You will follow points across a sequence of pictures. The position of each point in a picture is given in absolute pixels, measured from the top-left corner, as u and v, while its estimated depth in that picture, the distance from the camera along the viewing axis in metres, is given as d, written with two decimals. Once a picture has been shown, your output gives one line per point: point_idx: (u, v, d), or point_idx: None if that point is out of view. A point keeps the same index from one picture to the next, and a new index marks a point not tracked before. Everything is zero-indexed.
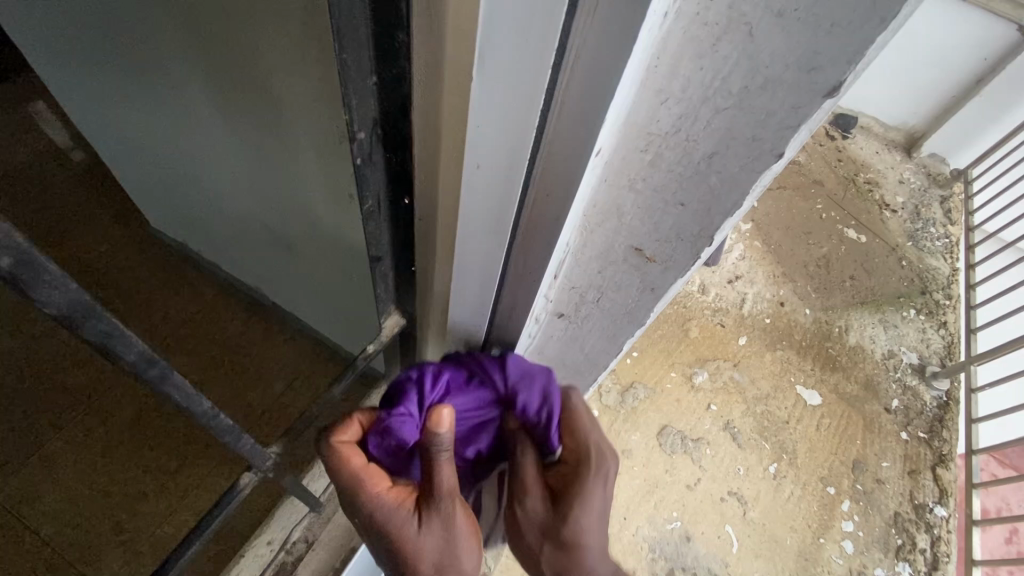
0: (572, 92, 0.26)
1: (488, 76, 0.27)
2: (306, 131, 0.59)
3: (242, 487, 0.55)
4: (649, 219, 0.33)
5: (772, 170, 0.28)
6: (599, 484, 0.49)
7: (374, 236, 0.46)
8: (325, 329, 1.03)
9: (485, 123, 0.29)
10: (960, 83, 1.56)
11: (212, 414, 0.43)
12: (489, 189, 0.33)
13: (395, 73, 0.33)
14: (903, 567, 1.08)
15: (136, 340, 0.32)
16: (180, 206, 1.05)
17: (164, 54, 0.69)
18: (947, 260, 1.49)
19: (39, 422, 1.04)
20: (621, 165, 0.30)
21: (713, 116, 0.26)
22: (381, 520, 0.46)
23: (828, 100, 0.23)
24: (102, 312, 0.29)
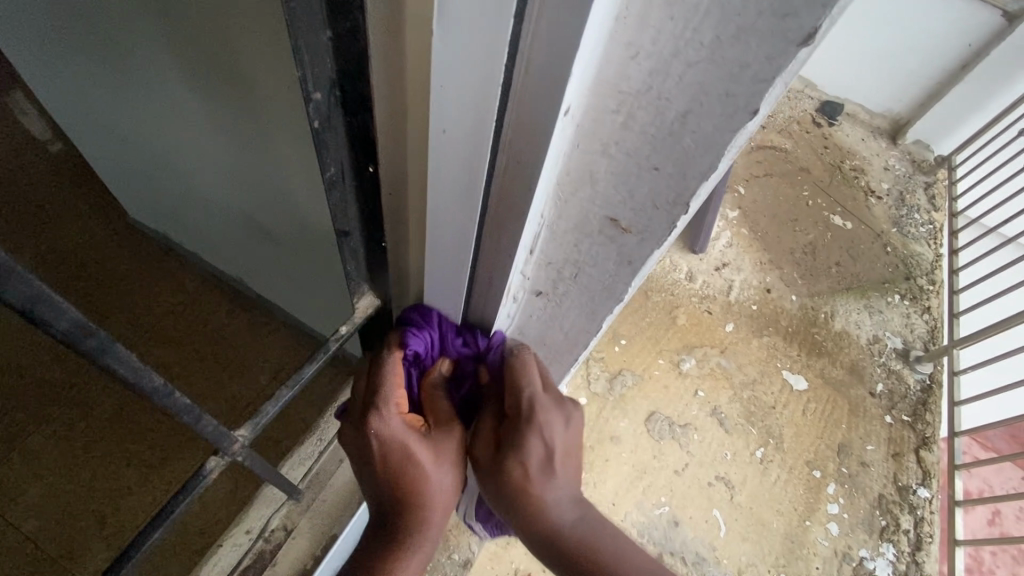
0: (537, 48, 0.25)
1: (451, 33, 0.26)
2: (278, 110, 0.57)
3: (208, 471, 0.53)
4: (624, 185, 0.32)
5: (747, 129, 0.26)
6: (536, 440, 0.52)
7: (341, 208, 0.44)
8: (306, 316, 1.02)
9: (450, 85, 0.29)
10: (943, 70, 1.55)
11: (168, 391, 0.42)
12: (457, 156, 0.32)
13: (349, 27, 0.32)
14: (887, 548, 1.10)
15: (69, 308, 0.31)
16: (156, 194, 1.03)
17: (131, 32, 0.66)
18: (930, 245, 1.50)
19: (16, 417, 1.01)
20: (593, 128, 0.30)
21: (686, 70, 0.25)
22: (385, 439, 0.52)
23: (803, 50, 0.22)
24: (25, 274, 0.27)
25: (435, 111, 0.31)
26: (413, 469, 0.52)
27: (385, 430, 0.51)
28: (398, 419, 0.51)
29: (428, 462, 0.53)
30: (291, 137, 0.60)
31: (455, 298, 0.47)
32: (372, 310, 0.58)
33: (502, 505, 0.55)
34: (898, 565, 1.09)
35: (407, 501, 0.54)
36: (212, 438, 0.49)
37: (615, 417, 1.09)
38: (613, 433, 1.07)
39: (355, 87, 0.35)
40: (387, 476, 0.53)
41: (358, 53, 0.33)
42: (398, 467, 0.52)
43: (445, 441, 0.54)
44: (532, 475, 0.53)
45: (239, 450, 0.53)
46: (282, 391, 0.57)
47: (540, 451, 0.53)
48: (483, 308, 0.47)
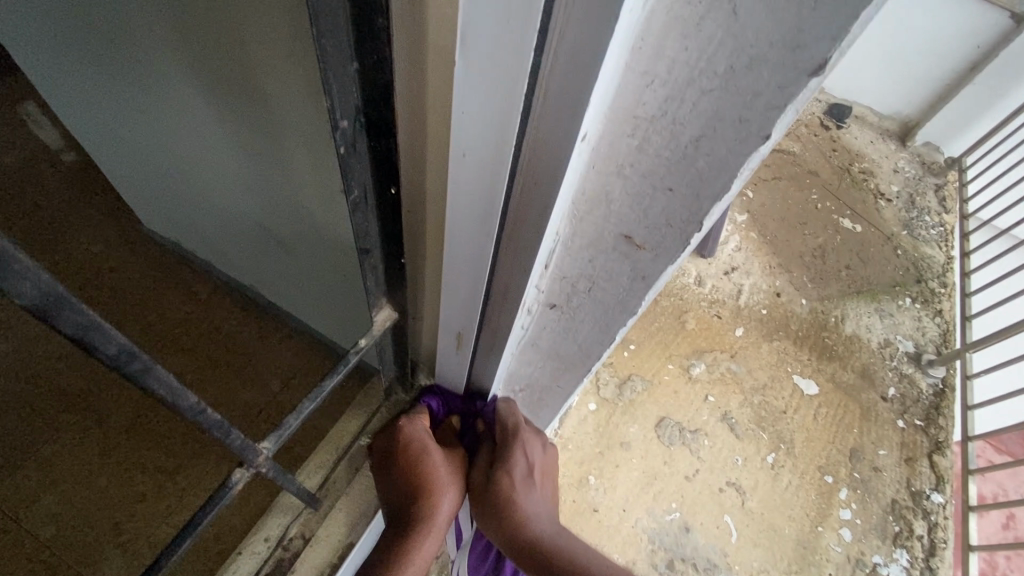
0: (557, 78, 0.26)
1: (471, 65, 0.27)
2: (297, 128, 0.59)
3: (234, 483, 0.54)
4: (639, 205, 0.33)
5: (760, 153, 0.27)
6: (519, 453, 0.64)
7: (362, 229, 0.44)
8: (319, 325, 1.03)
9: (470, 111, 0.29)
10: (951, 71, 1.54)
11: (199, 410, 0.43)
12: (476, 177, 0.33)
13: (376, 59, 0.33)
14: (901, 553, 1.09)
15: (115, 334, 0.32)
16: (173, 206, 1.05)
17: (153, 52, 0.68)
18: (942, 248, 1.49)
19: (35, 425, 1.03)
20: (609, 151, 0.30)
21: (700, 97, 0.25)
22: (409, 441, 0.62)
23: (814, 79, 0.23)
24: (77, 304, 0.29)
25: (454, 138, 0.32)
26: (426, 474, 0.61)
27: (412, 430, 0.63)
28: (424, 429, 0.63)
29: (441, 470, 0.62)
30: (310, 153, 0.61)
31: (471, 314, 0.46)
32: (390, 323, 0.57)
33: (491, 519, 0.64)
34: (912, 571, 1.08)
35: (414, 508, 0.61)
36: (238, 450, 0.50)
37: (625, 422, 1.09)
38: (624, 439, 1.07)
39: (378, 110, 0.36)
40: (401, 482, 0.61)
41: (386, 81, 0.34)
42: (414, 470, 0.61)
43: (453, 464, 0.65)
44: (515, 485, 0.64)
45: (263, 462, 0.53)
46: (304, 403, 0.58)
47: (524, 464, 0.65)
48: (499, 325, 0.47)
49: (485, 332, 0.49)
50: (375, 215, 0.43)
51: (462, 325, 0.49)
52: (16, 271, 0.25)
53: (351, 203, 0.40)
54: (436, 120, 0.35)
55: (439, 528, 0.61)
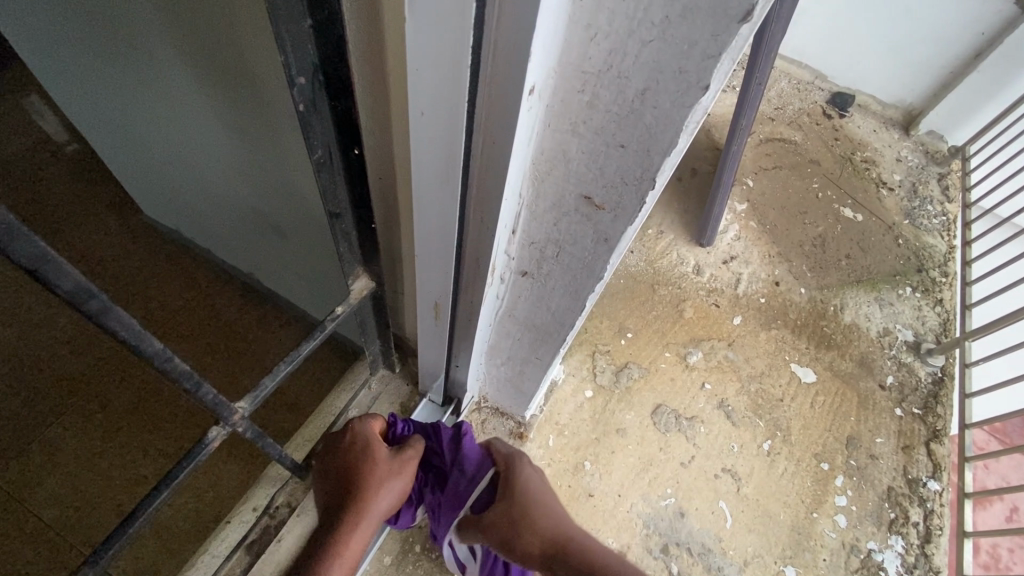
0: (502, 32, 0.26)
1: (421, 20, 0.28)
2: (285, 109, 0.60)
3: (211, 439, 0.54)
4: (595, 163, 0.33)
5: (702, 105, 0.28)
6: (526, 467, 0.69)
7: (330, 190, 0.44)
8: (314, 309, 1.05)
9: (423, 67, 0.30)
10: (958, 59, 1.51)
11: (167, 358, 0.44)
12: (435, 137, 0.34)
13: (328, 16, 0.33)
14: (895, 540, 1.09)
15: (71, 269, 0.33)
16: (169, 191, 1.06)
17: (144, 37, 0.69)
18: (943, 237, 1.48)
19: (39, 409, 1.05)
20: (562, 108, 0.31)
21: (641, 49, 0.26)
22: (358, 435, 0.65)
23: (743, 27, 0.24)
24: (30, 232, 0.29)
25: (412, 96, 0.32)
26: (364, 465, 0.62)
27: (360, 427, 0.66)
28: (374, 431, 0.66)
29: (383, 465, 0.63)
30: (297, 133, 0.62)
31: (445, 282, 0.47)
32: (367, 293, 0.57)
33: (524, 541, 0.64)
34: (907, 557, 1.08)
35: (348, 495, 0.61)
36: (211, 405, 0.51)
37: (621, 409, 1.10)
38: (619, 426, 1.08)
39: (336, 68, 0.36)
40: (339, 471, 0.63)
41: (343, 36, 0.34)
42: (354, 459, 0.63)
43: (405, 468, 0.65)
44: (536, 501, 0.66)
45: (240, 421, 0.55)
46: (281, 365, 0.58)
47: (532, 480, 0.68)
48: (472, 291, 0.47)
49: (460, 299, 0.50)
50: (343, 178, 0.44)
51: (437, 294, 0.49)
52: None
53: (316, 163, 0.41)
54: (398, 78, 0.36)
55: (371, 521, 0.61)
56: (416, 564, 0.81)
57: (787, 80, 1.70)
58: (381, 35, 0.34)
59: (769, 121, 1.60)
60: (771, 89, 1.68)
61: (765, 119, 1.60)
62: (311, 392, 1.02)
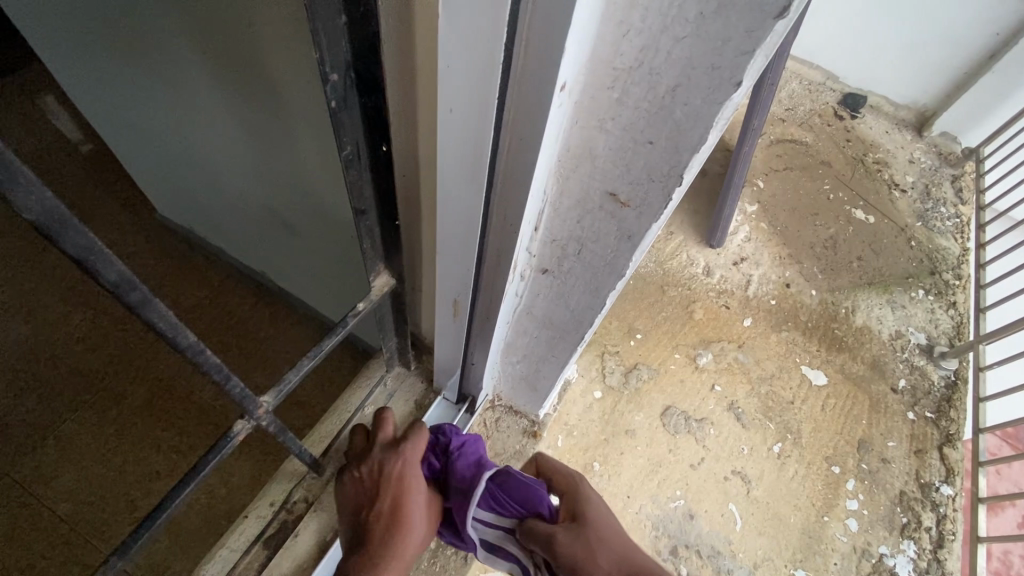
0: (536, 28, 0.26)
1: (454, 17, 0.28)
2: (303, 110, 0.60)
3: (236, 433, 0.54)
4: (621, 160, 0.33)
5: (734, 101, 0.28)
6: (591, 491, 0.65)
7: (357, 187, 0.44)
8: (326, 309, 1.06)
9: (454, 64, 0.30)
10: (972, 59, 1.50)
11: (199, 351, 0.44)
12: (462, 134, 0.34)
13: (362, 11, 0.33)
14: (908, 545, 1.08)
15: (116, 261, 0.33)
16: (184, 190, 1.06)
17: (162, 37, 0.69)
18: (957, 239, 1.47)
19: (54, 406, 1.06)
20: (590, 105, 0.31)
21: (673, 45, 0.26)
22: (409, 468, 0.63)
23: (780, 23, 0.23)
24: (80, 225, 0.29)
25: (442, 92, 0.32)
26: (411, 500, 0.62)
27: (410, 460, 0.64)
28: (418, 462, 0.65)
29: (421, 501, 0.63)
30: (315, 132, 0.62)
31: (465, 279, 0.47)
32: (388, 290, 0.57)
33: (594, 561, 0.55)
34: (919, 562, 1.07)
35: (392, 525, 0.60)
36: (238, 399, 0.52)
37: (630, 411, 1.09)
38: (629, 427, 1.07)
39: (367, 63, 0.36)
40: (386, 506, 0.61)
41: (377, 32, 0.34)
42: (405, 491, 0.62)
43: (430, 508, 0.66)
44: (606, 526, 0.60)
45: (263, 416, 0.55)
46: (303, 360, 0.58)
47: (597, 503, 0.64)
48: (493, 288, 0.48)
49: (481, 296, 0.50)
50: (369, 174, 0.44)
51: (457, 292, 0.50)
52: (17, 181, 0.25)
53: (343, 160, 0.41)
54: (425, 74, 0.36)
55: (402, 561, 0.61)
56: (430, 561, 0.81)
57: (799, 81, 1.69)
58: (410, 29, 0.33)
59: (779, 122, 1.59)
60: (782, 90, 1.67)
61: (776, 121, 1.59)
62: (324, 390, 1.03)
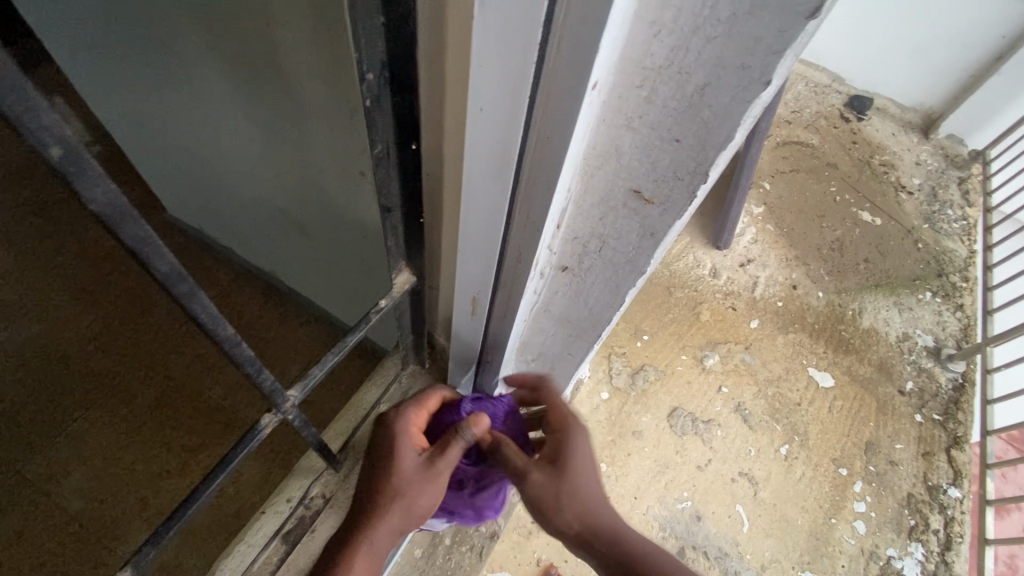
0: (571, 25, 0.27)
1: (488, 18, 0.28)
2: (321, 111, 0.60)
3: (263, 427, 0.55)
4: (647, 158, 0.34)
5: (762, 100, 0.28)
6: (583, 434, 0.59)
7: (384, 185, 0.44)
8: (336, 308, 1.06)
9: (485, 64, 0.30)
10: (977, 63, 1.50)
11: (234, 344, 0.44)
12: (491, 133, 0.34)
13: (401, 13, 0.33)
14: (915, 547, 1.08)
15: (168, 253, 0.33)
16: (196, 190, 1.07)
17: (180, 38, 0.70)
18: (964, 242, 1.46)
19: (64, 405, 1.07)
20: (618, 104, 0.31)
21: (704, 45, 0.27)
22: (394, 433, 0.57)
23: (811, 24, 0.24)
24: (138, 218, 0.30)
25: (472, 92, 0.33)
26: (387, 469, 0.55)
27: (396, 425, 0.58)
28: (411, 426, 0.58)
29: (406, 471, 0.54)
30: (332, 134, 0.63)
31: (486, 274, 0.47)
32: (408, 287, 0.58)
33: (559, 516, 0.57)
34: (927, 565, 1.07)
35: (373, 495, 0.55)
36: (267, 392, 0.52)
37: (637, 412, 1.09)
38: (636, 427, 1.08)
39: (402, 64, 0.36)
40: (368, 470, 0.57)
41: (413, 33, 0.34)
42: (383, 458, 0.56)
43: (430, 483, 0.54)
44: (585, 481, 0.57)
45: (289, 409, 0.56)
46: (328, 355, 0.58)
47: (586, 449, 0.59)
48: (514, 286, 0.48)
49: (502, 294, 0.51)
50: (397, 173, 0.44)
51: (477, 288, 0.50)
52: (87, 175, 0.25)
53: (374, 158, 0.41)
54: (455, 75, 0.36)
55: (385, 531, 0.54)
56: (444, 558, 0.82)
57: (805, 83, 1.69)
58: (443, 30, 0.33)
59: (785, 124, 1.59)
60: (787, 93, 1.67)
61: (782, 123, 1.59)
62: (336, 389, 1.04)
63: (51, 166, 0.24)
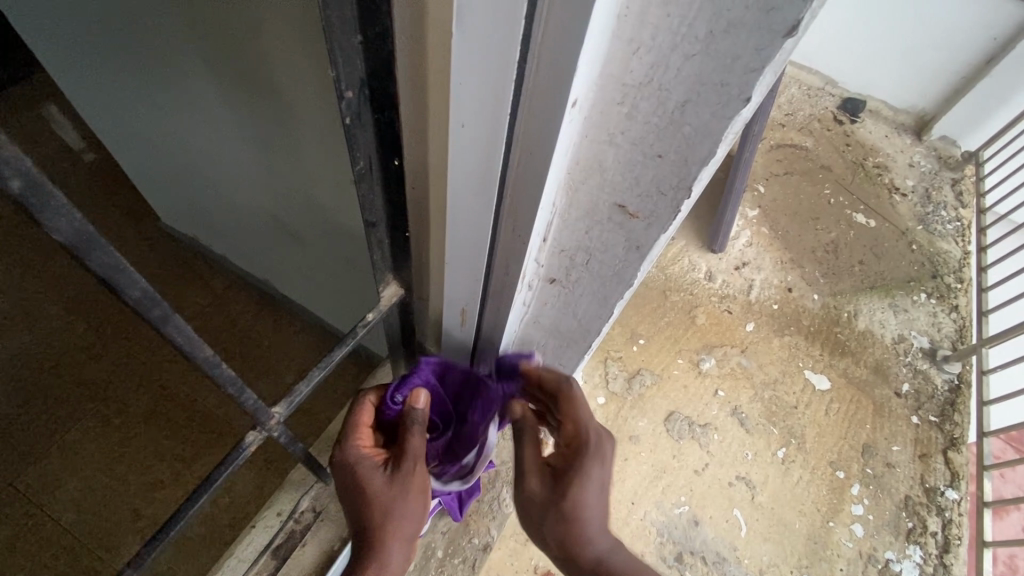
0: (549, 42, 0.27)
1: (467, 37, 0.28)
2: (311, 122, 0.61)
3: (248, 445, 0.55)
4: (630, 174, 0.34)
5: (743, 116, 0.28)
6: (597, 464, 0.55)
7: (368, 200, 0.44)
8: (329, 316, 1.06)
9: (465, 81, 0.31)
10: (969, 65, 1.51)
11: (214, 363, 0.44)
12: (473, 148, 0.34)
13: (379, 31, 0.33)
14: (914, 550, 1.08)
15: (139, 278, 0.33)
16: (189, 199, 1.07)
17: (170, 49, 0.70)
18: (958, 243, 1.46)
19: (57, 416, 1.07)
20: (600, 119, 0.31)
21: (683, 63, 0.27)
22: (354, 464, 0.57)
23: (788, 42, 0.24)
24: (106, 244, 0.29)
25: (453, 108, 0.33)
26: (366, 496, 0.54)
27: (350, 457, 0.57)
28: (363, 446, 0.58)
29: (383, 488, 0.54)
30: (322, 144, 0.63)
31: (474, 287, 0.47)
32: (396, 299, 0.58)
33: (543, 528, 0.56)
34: (925, 567, 1.07)
35: (365, 524, 0.54)
36: (251, 410, 0.52)
37: (633, 416, 1.09)
38: (632, 432, 1.07)
39: (383, 83, 0.36)
40: (350, 505, 0.56)
41: (392, 51, 0.34)
42: (358, 488, 0.55)
43: (414, 488, 0.55)
44: (585, 518, 0.54)
45: (274, 426, 0.55)
46: (314, 371, 0.58)
47: (596, 476, 0.55)
48: (501, 298, 0.48)
49: (487, 307, 0.51)
50: (381, 189, 0.44)
51: (465, 301, 0.50)
52: (49, 206, 0.25)
53: (357, 174, 0.41)
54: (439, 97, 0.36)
55: (394, 549, 0.53)
56: (437, 570, 0.82)
57: (798, 86, 1.70)
58: (423, 49, 0.33)
59: (779, 127, 1.60)
60: (781, 96, 1.68)
61: (776, 126, 1.60)
62: (329, 398, 1.04)
63: (12, 198, 0.24)
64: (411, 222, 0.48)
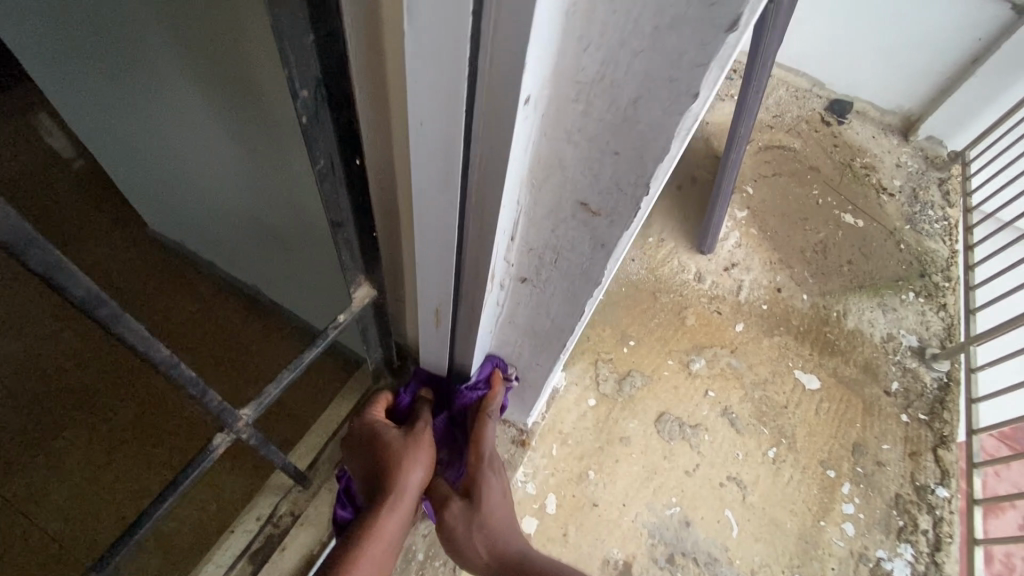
0: (497, 41, 0.27)
1: (418, 37, 0.28)
2: (287, 123, 0.61)
3: (215, 447, 0.55)
4: (591, 170, 0.34)
5: (693, 111, 0.28)
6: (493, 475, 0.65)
7: (333, 199, 0.45)
8: (315, 319, 1.06)
9: (420, 81, 0.31)
10: (954, 65, 1.52)
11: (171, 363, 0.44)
12: (433, 147, 0.34)
13: (329, 31, 0.34)
14: (905, 548, 1.08)
15: (82, 278, 0.34)
16: (174, 205, 1.07)
17: (148, 54, 0.70)
18: (945, 242, 1.48)
19: (43, 423, 1.05)
20: (557, 117, 0.32)
21: (633, 59, 0.27)
22: (371, 424, 0.65)
23: (731, 36, 0.24)
24: (42, 242, 0.30)
25: (411, 107, 0.33)
26: (381, 447, 0.62)
27: (369, 420, 0.66)
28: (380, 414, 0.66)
29: (397, 441, 0.62)
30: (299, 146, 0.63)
31: (444, 288, 0.47)
32: (369, 301, 0.58)
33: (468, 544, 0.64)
34: (917, 565, 1.07)
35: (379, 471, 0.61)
36: (216, 411, 0.52)
37: (624, 418, 1.09)
38: (623, 434, 1.07)
39: (338, 83, 0.37)
40: (365, 458, 0.63)
41: (343, 50, 0.35)
42: (373, 443, 0.63)
43: (423, 447, 0.63)
44: (496, 523, 0.64)
45: (243, 428, 0.55)
46: (284, 373, 0.58)
47: (496, 485, 0.65)
48: (472, 300, 0.48)
49: (458, 307, 0.51)
50: (345, 188, 0.45)
51: (438, 301, 0.50)
52: None
53: (318, 174, 0.42)
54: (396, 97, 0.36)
55: (402, 496, 0.60)
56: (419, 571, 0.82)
57: (785, 88, 1.71)
58: (379, 49, 0.33)
59: (767, 129, 1.61)
60: (769, 98, 1.69)
61: (764, 127, 1.61)
62: (314, 403, 1.03)
63: None
64: (378, 221, 0.49)
